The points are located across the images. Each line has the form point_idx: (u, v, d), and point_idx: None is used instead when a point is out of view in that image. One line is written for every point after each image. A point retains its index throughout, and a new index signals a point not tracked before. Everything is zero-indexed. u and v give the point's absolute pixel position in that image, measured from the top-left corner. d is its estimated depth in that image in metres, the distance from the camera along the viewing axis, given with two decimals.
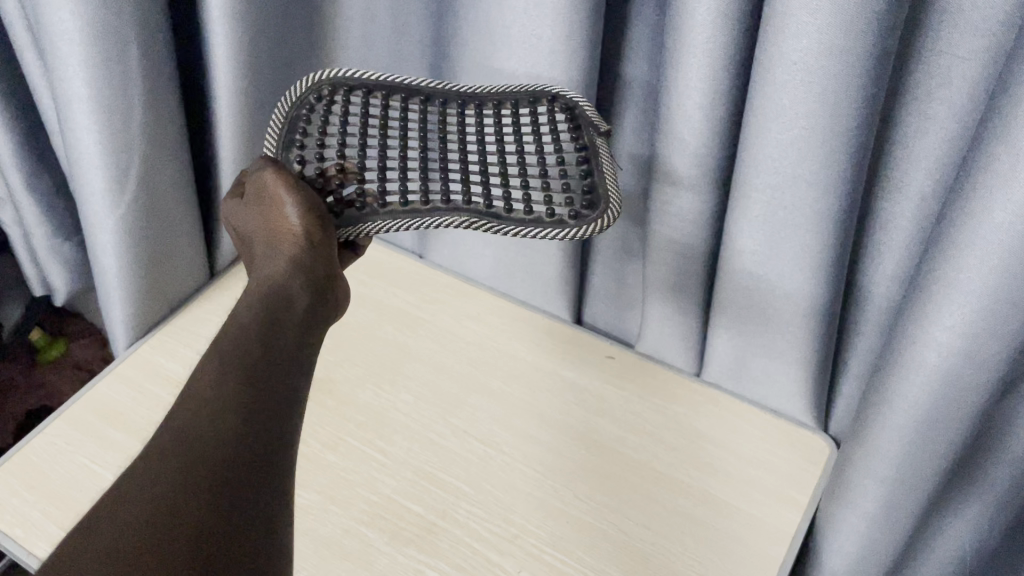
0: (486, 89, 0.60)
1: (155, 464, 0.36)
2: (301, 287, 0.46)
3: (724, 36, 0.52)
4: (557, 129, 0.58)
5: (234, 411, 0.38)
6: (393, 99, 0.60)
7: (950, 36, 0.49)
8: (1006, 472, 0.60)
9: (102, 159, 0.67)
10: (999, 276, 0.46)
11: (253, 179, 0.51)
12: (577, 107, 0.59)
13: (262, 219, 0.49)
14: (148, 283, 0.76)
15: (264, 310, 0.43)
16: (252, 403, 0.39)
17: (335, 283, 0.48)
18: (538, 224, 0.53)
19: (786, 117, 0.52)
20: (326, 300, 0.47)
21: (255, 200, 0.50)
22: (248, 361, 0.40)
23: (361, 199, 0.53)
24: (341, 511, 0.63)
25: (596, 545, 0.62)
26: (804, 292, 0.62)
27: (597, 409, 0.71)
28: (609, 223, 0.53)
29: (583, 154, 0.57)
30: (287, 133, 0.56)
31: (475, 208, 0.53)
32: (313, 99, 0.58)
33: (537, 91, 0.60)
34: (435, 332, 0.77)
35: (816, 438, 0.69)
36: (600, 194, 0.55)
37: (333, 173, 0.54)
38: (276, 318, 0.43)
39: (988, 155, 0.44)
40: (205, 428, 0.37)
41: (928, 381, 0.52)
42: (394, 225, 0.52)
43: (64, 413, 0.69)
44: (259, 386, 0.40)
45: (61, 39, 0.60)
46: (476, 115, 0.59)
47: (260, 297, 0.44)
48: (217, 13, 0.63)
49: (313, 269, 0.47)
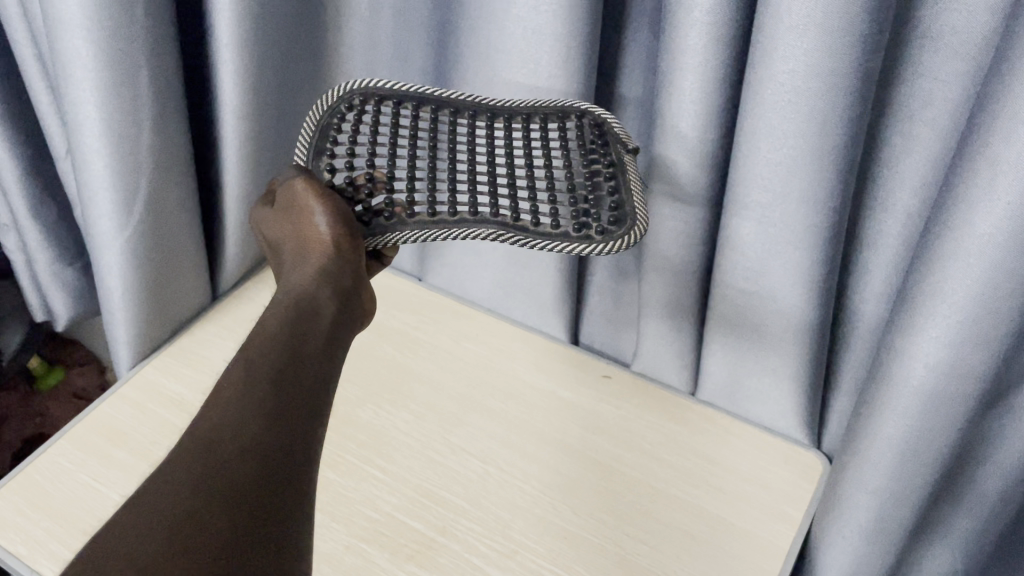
0: (517, 103, 0.61)
1: (180, 464, 0.37)
2: (330, 297, 0.48)
3: (715, 60, 0.54)
4: (585, 146, 0.59)
5: (256, 419, 0.39)
6: (423, 110, 0.61)
7: (932, 60, 0.51)
8: (997, 481, 0.61)
9: (111, 183, 0.68)
10: (982, 286, 0.48)
11: (283, 191, 0.53)
12: (605, 123, 0.60)
13: (294, 225, 0.52)
14: (153, 306, 0.77)
15: (292, 317, 0.45)
16: (277, 411, 0.40)
17: (360, 292, 0.51)
18: (565, 239, 0.55)
19: (775, 137, 0.54)
20: (350, 308, 0.50)
21: (287, 209, 0.53)
22: (274, 373, 0.42)
23: (390, 209, 0.55)
24: (343, 528, 0.63)
25: (595, 560, 0.63)
26: (796, 309, 0.63)
27: (594, 428, 0.72)
28: (635, 240, 0.55)
29: (612, 171, 0.58)
30: (318, 141, 0.58)
31: (503, 221, 0.55)
32: (344, 109, 0.60)
33: (568, 107, 0.61)
34: (434, 354, 0.78)
35: (809, 455, 0.71)
36: (626, 212, 0.56)
37: (363, 182, 0.56)
38: (305, 327, 0.45)
39: (969, 170, 0.46)
40: (229, 434, 0.38)
41: (916, 392, 0.53)
42: (421, 235, 0.54)
43: (68, 433, 0.70)
44: (290, 402, 0.41)
45: (75, 66, 0.62)
46: (505, 129, 0.60)
47: (289, 303, 0.47)
48: (226, 41, 0.65)
49: (342, 277, 0.50)
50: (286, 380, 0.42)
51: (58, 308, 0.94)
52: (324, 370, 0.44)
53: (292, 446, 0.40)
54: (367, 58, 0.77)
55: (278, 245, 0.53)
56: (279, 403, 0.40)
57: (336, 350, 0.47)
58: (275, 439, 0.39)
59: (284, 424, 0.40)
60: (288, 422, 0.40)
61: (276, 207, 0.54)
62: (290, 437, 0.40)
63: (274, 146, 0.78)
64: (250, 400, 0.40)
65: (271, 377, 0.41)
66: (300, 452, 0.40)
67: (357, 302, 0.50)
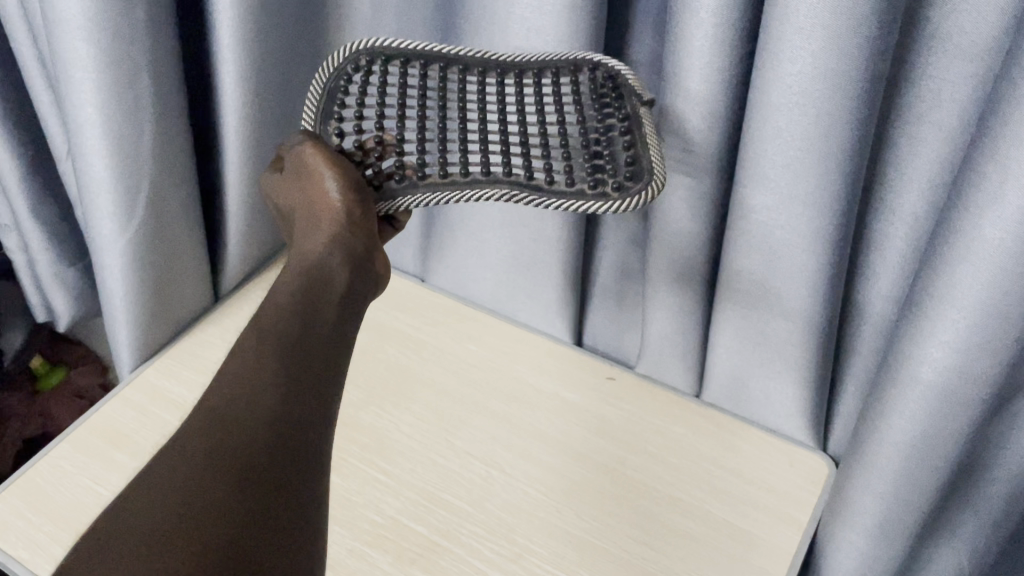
0: (529, 58, 0.59)
1: (191, 442, 0.37)
2: (340, 266, 0.46)
3: (721, 62, 0.53)
4: (599, 99, 0.57)
5: (268, 391, 0.39)
6: (432, 69, 0.60)
7: (940, 61, 0.51)
8: (1005, 485, 0.60)
9: (112, 184, 0.68)
10: (991, 290, 0.47)
11: (292, 156, 0.51)
12: (619, 77, 0.58)
13: (305, 191, 0.50)
14: (155, 307, 0.77)
15: (300, 296, 0.43)
16: (286, 404, 0.39)
17: (373, 260, 0.48)
18: (579, 197, 0.52)
19: (782, 140, 0.53)
20: (363, 276, 0.47)
21: (296, 175, 0.51)
22: (288, 340, 0.41)
23: (400, 171, 0.53)
24: (346, 531, 0.63)
25: (599, 565, 0.62)
26: (802, 312, 0.63)
27: (598, 430, 0.72)
28: (654, 195, 0.52)
29: (627, 124, 0.55)
30: (326, 104, 0.57)
31: (516, 180, 0.53)
32: (351, 70, 0.59)
33: (579, 60, 0.58)
34: (438, 355, 0.77)
35: (815, 457, 0.70)
36: (643, 167, 0.53)
37: (372, 145, 0.54)
38: (313, 305, 0.43)
39: (978, 173, 0.46)
40: (240, 411, 0.38)
41: (924, 397, 0.53)
42: (433, 196, 0.52)
43: (69, 435, 0.69)
44: (301, 394, 0.40)
45: (75, 68, 0.62)
46: (516, 85, 0.59)
47: (297, 275, 0.45)
48: (228, 41, 0.65)
49: (355, 242, 0.47)
50: (295, 367, 0.40)
51: (60, 309, 0.94)
52: (336, 348, 0.43)
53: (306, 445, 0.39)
54: None
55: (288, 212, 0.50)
56: (288, 396, 0.39)
57: (349, 324, 0.45)
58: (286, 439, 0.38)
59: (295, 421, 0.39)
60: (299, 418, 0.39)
61: (286, 172, 0.52)
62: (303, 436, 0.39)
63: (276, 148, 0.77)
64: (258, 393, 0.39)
65: (284, 348, 0.41)
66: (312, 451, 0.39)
67: (371, 271, 0.48)
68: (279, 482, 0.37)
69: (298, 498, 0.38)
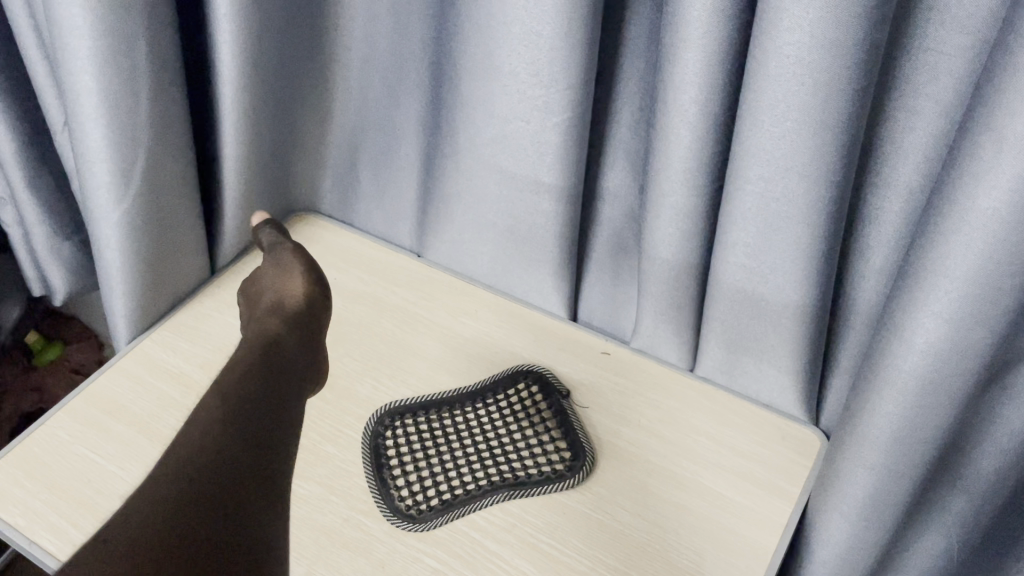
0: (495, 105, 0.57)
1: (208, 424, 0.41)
2: (290, 334, 0.54)
3: (719, 31, 0.53)
4: None
5: (253, 384, 0.45)
6: None
7: (938, 33, 0.51)
8: (992, 455, 0.61)
9: (109, 153, 0.68)
10: (985, 259, 0.47)
11: (271, 277, 0.61)
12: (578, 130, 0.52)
13: (272, 275, 0.61)
14: (150, 280, 0.77)
15: (260, 358, 0.49)
16: (240, 437, 0.41)
17: (315, 336, 0.56)
18: None
19: (779, 110, 0.53)
20: (305, 351, 0.53)
21: (272, 277, 0.61)
22: (258, 360, 0.48)
23: None
24: (342, 501, 0.64)
25: (592, 535, 0.63)
26: (796, 286, 0.63)
27: (591, 402, 0.72)
28: None
29: None
30: None
31: None
32: None
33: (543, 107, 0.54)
34: (434, 329, 0.78)
35: (807, 432, 0.71)
36: None
37: None
38: (268, 368, 0.48)
39: (972, 144, 0.46)
40: (246, 388, 0.44)
41: (917, 368, 0.53)
42: None
43: (65, 405, 0.70)
44: (259, 392, 0.45)
45: (70, 36, 0.62)
46: None
47: (256, 341, 0.51)
48: (224, 10, 0.65)
49: (304, 325, 0.56)
50: (236, 421, 0.42)
51: (56, 283, 0.94)
52: (310, 363, 0.52)
53: (255, 474, 0.40)
54: (366, 31, 0.76)
55: (253, 298, 0.59)
56: (249, 410, 0.43)
57: (316, 346, 0.55)
58: (241, 465, 0.40)
59: (245, 463, 0.40)
60: (254, 456, 0.41)
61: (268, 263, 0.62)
62: (262, 454, 0.41)
63: (271, 120, 0.77)
64: (210, 445, 0.40)
65: (255, 359, 0.48)
66: (270, 479, 0.41)
67: (311, 355, 0.53)
68: (245, 450, 0.40)
69: (256, 468, 0.40)
